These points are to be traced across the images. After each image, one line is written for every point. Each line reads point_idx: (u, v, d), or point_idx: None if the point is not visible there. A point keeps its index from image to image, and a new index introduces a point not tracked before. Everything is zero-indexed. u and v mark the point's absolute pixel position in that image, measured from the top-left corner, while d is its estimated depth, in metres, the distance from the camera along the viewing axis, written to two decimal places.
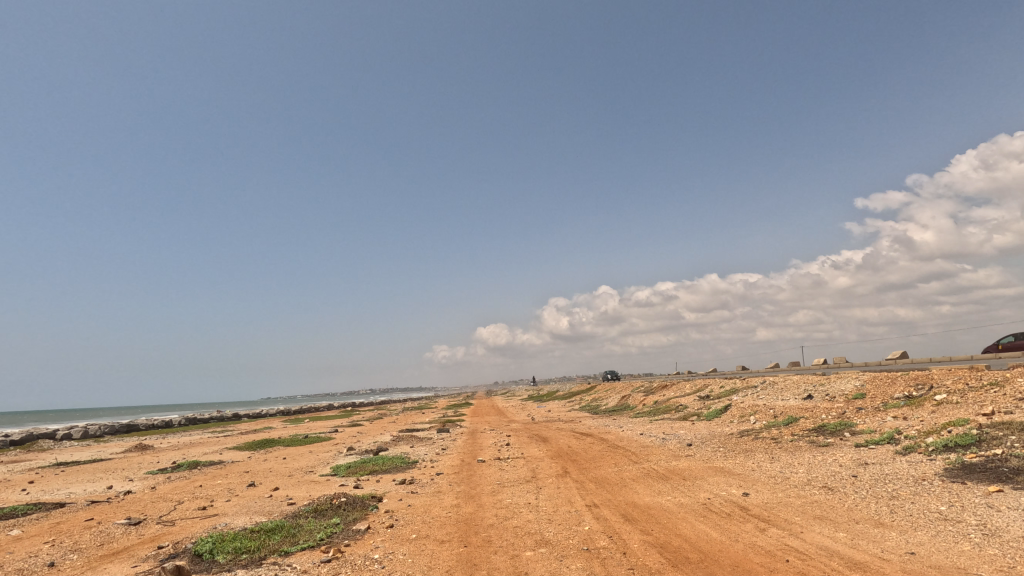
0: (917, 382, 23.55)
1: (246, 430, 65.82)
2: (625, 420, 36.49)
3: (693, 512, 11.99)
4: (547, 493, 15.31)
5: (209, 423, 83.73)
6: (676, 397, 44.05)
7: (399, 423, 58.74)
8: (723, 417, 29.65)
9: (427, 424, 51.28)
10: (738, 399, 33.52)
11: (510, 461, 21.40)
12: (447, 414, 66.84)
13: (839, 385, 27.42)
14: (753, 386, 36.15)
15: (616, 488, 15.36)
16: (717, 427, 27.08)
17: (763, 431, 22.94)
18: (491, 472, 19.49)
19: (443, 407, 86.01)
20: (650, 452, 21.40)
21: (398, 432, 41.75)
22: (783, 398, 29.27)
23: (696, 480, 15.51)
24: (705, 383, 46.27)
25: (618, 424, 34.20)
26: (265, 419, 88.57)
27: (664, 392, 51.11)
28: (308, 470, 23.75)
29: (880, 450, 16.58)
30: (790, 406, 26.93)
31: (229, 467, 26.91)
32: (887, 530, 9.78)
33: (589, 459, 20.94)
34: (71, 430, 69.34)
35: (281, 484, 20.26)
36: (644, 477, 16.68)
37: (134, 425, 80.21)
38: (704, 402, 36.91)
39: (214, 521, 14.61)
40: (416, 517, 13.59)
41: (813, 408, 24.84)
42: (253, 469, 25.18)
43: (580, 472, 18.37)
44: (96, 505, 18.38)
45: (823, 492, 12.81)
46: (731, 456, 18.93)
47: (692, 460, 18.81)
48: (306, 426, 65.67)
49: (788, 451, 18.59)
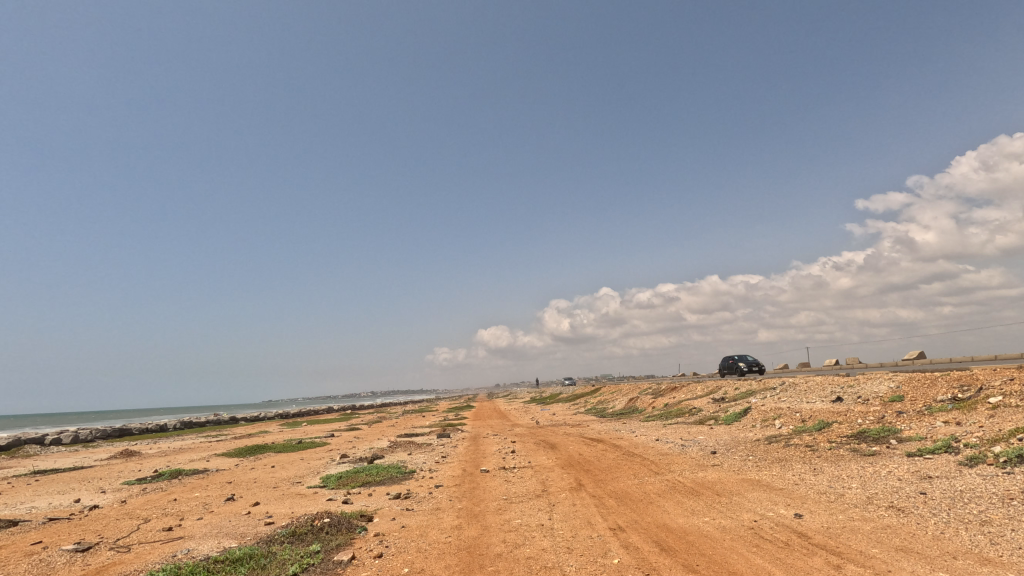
0: (962, 382, 21.46)
1: (241, 434, 63.89)
2: (636, 424, 34.45)
3: (743, 541, 9.95)
4: (562, 513, 13.28)
5: (204, 427, 81.60)
6: (689, 399, 41.97)
7: (398, 427, 56.69)
8: (744, 421, 27.60)
9: (427, 428, 49.29)
10: (757, 401, 31.45)
11: (516, 473, 19.33)
12: (448, 416, 64.76)
13: (871, 386, 25.35)
14: (772, 388, 34.07)
15: (641, 507, 13.32)
16: (739, 432, 25.04)
17: (794, 438, 20.89)
18: (496, 485, 17.43)
19: (443, 410, 83.76)
20: (672, 461, 19.36)
21: (396, 437, 39.75)
22: (809, 401, 27.18)
23: (733, 496, 13.50)
24: (717, 385, 44.21)
25: (630, 429, 32.10)
26: (261, 423, 86.61)
27: (674, 393, 49.08)
28: (296, 481, 21.75)
29: (940, 461, 14.55)
30: (819, 409, 24.85)
31: (212, 476, 24.93)
32: (1001, 570, 7.77)
33: (605, 470, 18.88)
34: (62, 435, 67.48)
35: (262, 499, 18.25)
36: (671, 492, 14.65)
37: (127, 428, 78.49)
38: (720, 404, 34.83)
39: (177, 547, 12.58)
40: (410, 543, 11.56)
41: (846, 412, 22.78)
42: (237, 480, 23.14)
43: (596, 486, 16.34)
44: (54, 523, 16.38)
45: (893, 514, 10.78)
46: (765, 467, 16.89)
47: (721, 471, 16.80)
48: (302, 429, 63.75)
49: (829, 461, 16.55)
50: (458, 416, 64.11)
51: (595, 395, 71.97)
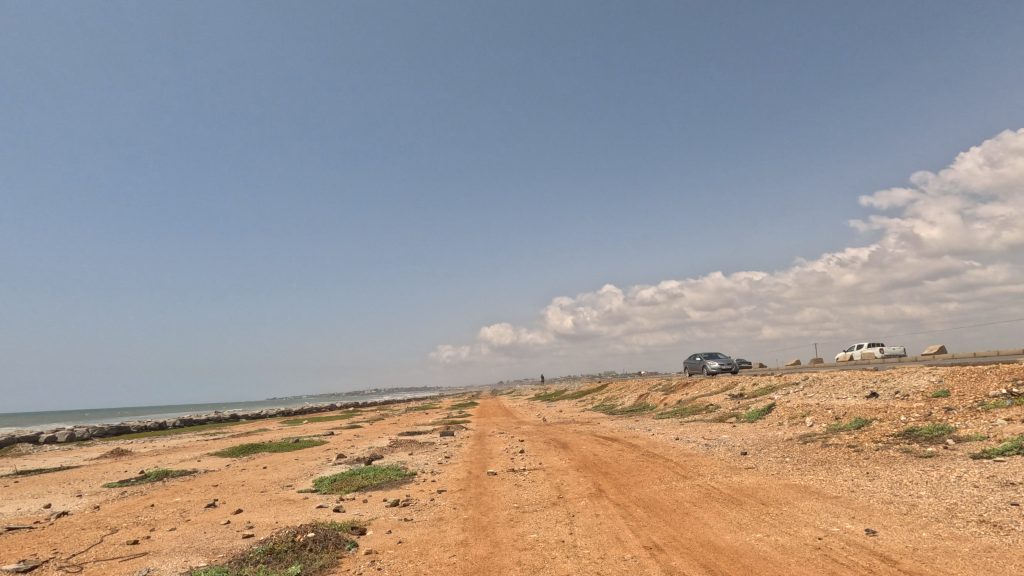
0: (1016, 376, 19.53)
1: (241, 432, 62.45)
2: (651, 422, 32.63)
3: (813, 567, 8.10)
4: (585, 527, 11.44)
5: (203, 425, 79.92)
6: (703, 396, 40.07)
7: (399, 425, 54.95)
8: (770, 418, 25.74)
9: (431, 426, 47.57)
10: (780, 397, 29.56)
11: (528, 476, 17.50)
12: (451, 414, 63.11)
13: (909, 381, 23.47)
14: (794, 384, 32.23)
15: (676, 520, 11.42)
16: (766, 430, 23.20)
17: (832, 438, 19.01)
18: (506, 491, 15.58)
19: (447, 408, 82.02)
20: (699, 464, 17.47)
21: (398, 435, 38.04)
22: (840, 397, 25.25)
23: (781, 506, 11.64)
24: (733, 381, 42.41)
25: (645, 427, 30.21)
26: (262, 421, 85.03)
27: (687, 390, 47.26)
28: (287, 484, 19.94)
29: (1016, 464, 12.64)
30: (853, 406, 22.92)
31: (198, 479, 23.17)
32: None
33: (625, 473, 17.01)
34: (57, 433, 65.93)
35: (246, 506, 16.44)
36: (708, 501, 12.76)
37: (124, 426, 77.17)
38: (739, 401, 32.98)
39: (136, 566, 10.80)
40: (406, 563, 9.75)
41: (886, 408, 20.88)
42: (223, 483, 21.35)
43: (619, 492, 14.51)
44: (10, 534, 14.65)
45: (991, 531, 8.89)
46: (807, 470, 15.03)
47: (759, 476, 14.94)
48: (302, 427, 62.11)
49: (883, 464, 14.62)
50: (462, 414, 62.32)
51: (602, 393, 70.14)
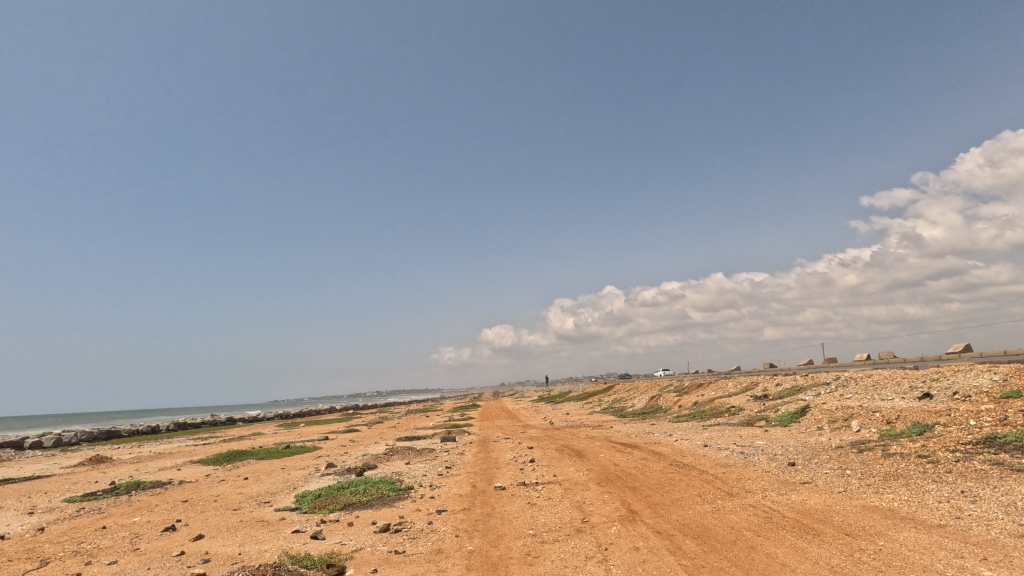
0: None
1: (233, 436, 59.79)
2: (670, 426, 30.05)
3: None
4: (625, 567, 8.90)
5: (196, 429, 77.26)
6: (723, 398, 37.48)
7: (398, 429, 52.21)
8: (806, 422, 23.18)
9: (431, 431, 44.93)
10: (813, 399, 27.02)
11: (542, 493, 14.93)
12: (452, 417, 60.55)
13: (965, 381, 20.94)
14: (824, 384, 29.70)
15: (743, 558, 8.86)
16: (807, 436, 20.61)
17: (892, 446, 16.42)
18: (519, 513, 13.03)
19: (448, 410, 79.42)
20: (743, 478, 14.86)
21: (395, 440, 35.44)
22: (885, 399, 22.67)
23: (876, 540, 9.05)
24: (752, 381, 39.88)
25: (664, 432, 27.64)
26: (256, 424, 82.20)
27: (702, 391, 44.70)
28: (264, 500, 17.39)
29: None
30: (905, 409, 20.33)
31: (169, 492, 20.62)
32: None
33: (657, 489, 14.43)
34: (41, 439, 63.15)
35: (210, 530, 13.86)
36: (775, 529, 10.16)
37: (115, 431, 74.55)
38: (764, 403, 30.43)
39: None
40: None
41: (948, 411, 18.34)
42: (194, 499, 18.77)
43: (657, 516, 11.92)
44: None
45: None
46: (882, 487, 12.46)
47: (825, 494, 12.36)
48: (297, 432, 59.43)
49: (976, 480, 12.07)
50: (464, 417, 59.65)
51: (610, 394, 67.58)
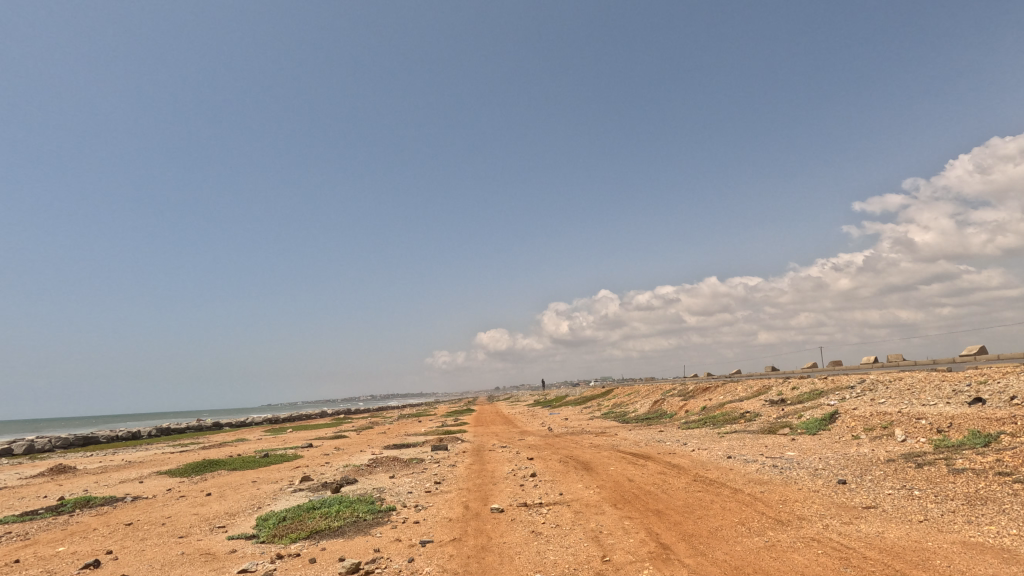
0: None
1: (215, 443, 56.83)
2: (681, 434, 27.54)
3: None
4: None
5: (179, 435, 74.34)
6: (734, 403, 35.04)
7: (388, 435, 49.52)
8: (839, 431, 20.71)
9: (423, 437, 42.22)
10: (840, 404, 24.59)
11: (548, 521, 12.37)
12: (444, 423, 57.40)
13: (1020, 384, 18.59)
14: (849, 388, 27.32)
15: None
16: (846, 447, 18.15)
17: (959, 461, 13.94)
18: (523, 549, 10.46)
19: (442, 415, 76.67)
20: (789, 500, 12.36)
21: (382, 449, 32.73)
22: (927, 404, 20.27)
23: None
24: (764, 385, 37.46)
25: (677, 440, 25.13)
26: (243, 430, 79.30)
27: (709, 395, 42.29)
28: (219, 526, 14.75)
29: None
30: (955, 415, 17.94)
31: (114, 512, 17.93)
32: None
33: (689, 515, 11.90)
34: (13, 445, 59.95)
35: (140, 567, 11.27)
36: None
37: (93, 437, 71.21)
38: (783, 409, 27.99)
39: None
40: None
41: (1013, 418, 15.91)
42: (140, 522, 16.10)
43: (697, 555, 9.41)
44: None
45: None
46: (974, 516, 10.00)
47: (903, 526, 9.88)
48: (283, 438, 56.53)
49: None
50: (457, 423, 56.93)
51: (608, 398, 65.05)
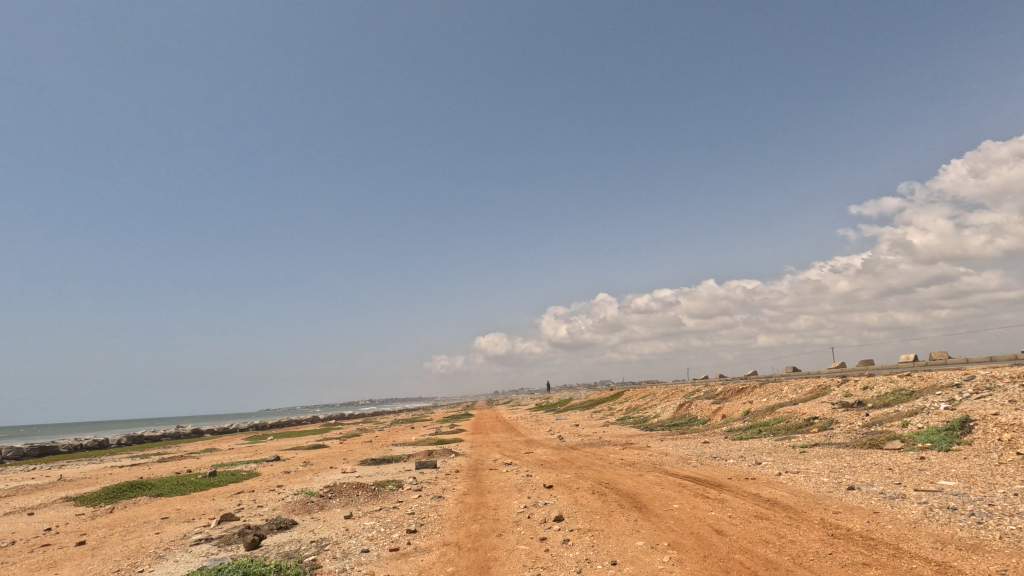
0: None
1: (181, 453, 50.29)
2: (740, 448, 21.24)
3: None
4: None
5: (149, 443, 67.65)
6: (787, 407, 28.72)
7: (374, 446, 43.00)
8: (992, 448, 14.47)
9: (410, 449, 35.64)
10: (960, 409, 18.31)
11: None
12: (439, 431, 51.10)
13: None
14: (956, 388, 21.08)
15: None
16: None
17: None
18: None
19: (435, 421, 70.28)
20: None
21: (355, 466, 26.29)
22: None
23: None
24: (820, 385, 31.18)
25: (742, 458, 18.81)
26: (222, 437, 72.98)
27: (747, 398, 35.97)
28: None
29: None
30: None
31: None
32: None
33: None
34: None
35: None
36: None
37: (51, 447, 64.47)
38: (868, 416, 21.67)
39: None
40: None
41: None
42: None
43: None
44: None
45: None
46: None
47: None
48: (256, 449, 49.98)
49: None
50: (452, 430, 50.39)
51: (619, 403, 58.59)
